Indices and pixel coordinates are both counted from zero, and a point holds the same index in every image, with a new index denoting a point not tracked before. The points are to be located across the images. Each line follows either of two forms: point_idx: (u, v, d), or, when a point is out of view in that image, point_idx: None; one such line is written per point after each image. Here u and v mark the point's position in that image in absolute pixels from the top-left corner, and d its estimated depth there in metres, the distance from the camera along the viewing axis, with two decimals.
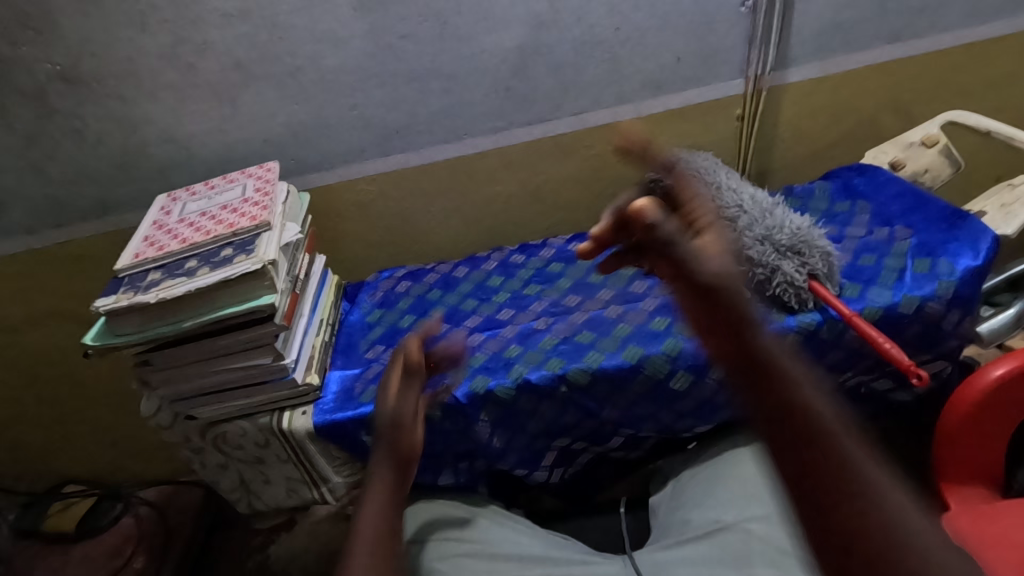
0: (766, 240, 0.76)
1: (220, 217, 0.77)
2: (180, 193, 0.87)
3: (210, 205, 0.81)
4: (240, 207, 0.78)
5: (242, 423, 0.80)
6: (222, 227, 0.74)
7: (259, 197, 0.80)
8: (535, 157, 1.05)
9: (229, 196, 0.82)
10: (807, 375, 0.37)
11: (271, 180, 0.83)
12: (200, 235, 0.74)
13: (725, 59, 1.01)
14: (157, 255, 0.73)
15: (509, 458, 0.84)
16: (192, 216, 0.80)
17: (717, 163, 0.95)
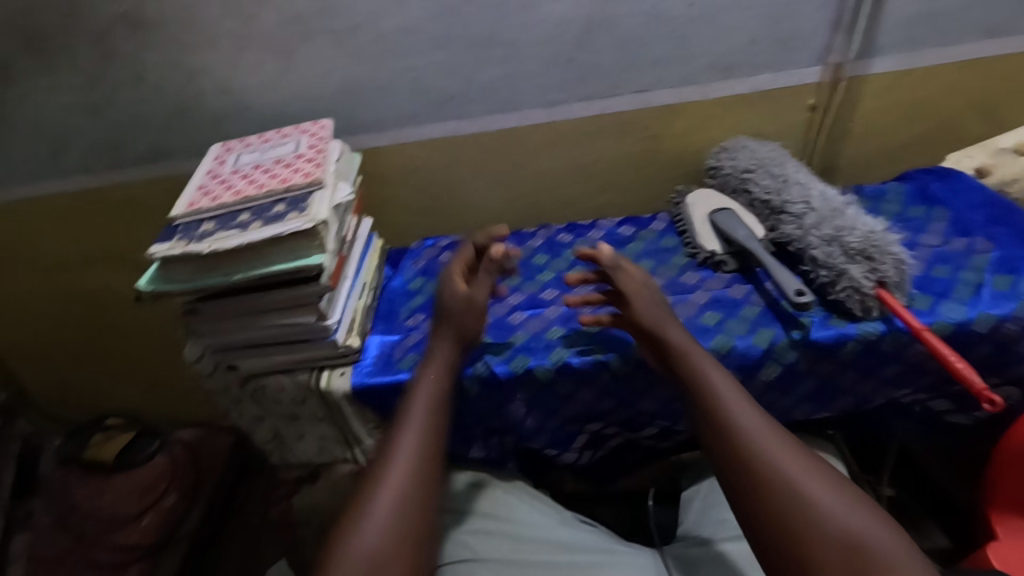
0: (833, 240, 0.74)
1: (273, 172, 0.76)
2: (233, 145, 0.87)
3: (264, 158, 0.81)
4: (293, 163, 0.78)
5: (281, 379, 0.80)
6: (276, 182, 0.74)
7: (313, 154, 0.79)
8: (590, 135, 1.02)
9: (283, 150, 0.82)
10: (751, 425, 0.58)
11: (325, 137, 0.82)
12: (254, 189, 0.74)
13: (804, 45, 0.94)
14: (211, 206, 0.73)
15: (541, 438, 0.84)
16: (246, 169, 0.79)
17: (785, 155, 0.91)
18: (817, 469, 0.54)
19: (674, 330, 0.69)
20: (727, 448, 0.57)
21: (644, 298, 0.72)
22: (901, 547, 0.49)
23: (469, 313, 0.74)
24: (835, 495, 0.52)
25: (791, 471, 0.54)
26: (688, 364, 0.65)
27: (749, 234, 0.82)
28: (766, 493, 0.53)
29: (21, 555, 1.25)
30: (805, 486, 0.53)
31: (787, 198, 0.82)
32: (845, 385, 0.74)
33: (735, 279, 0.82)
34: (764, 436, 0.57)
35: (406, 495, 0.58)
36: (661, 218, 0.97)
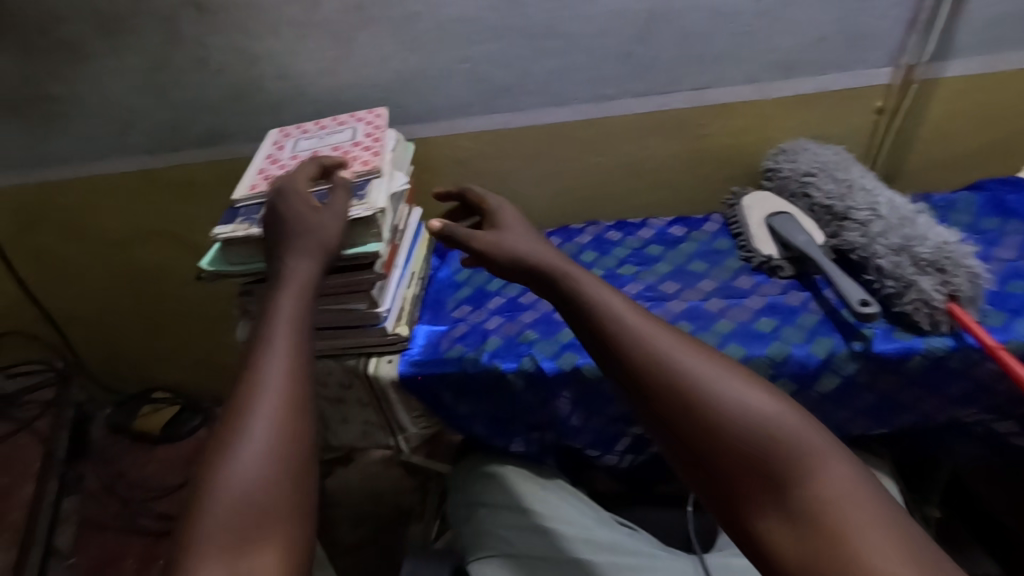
0: (901, 250, 0.70)
1: (331, 158, 0.78)
2: (291, 130, 0.88)
3: (322, 144, 0.82)
4: (350, 150, 0.79)
5: (330, 362, 0.82)
6: (334, 169, 0.75)
7: (370, 142, 0.79)
8: (644, 131, 1.00)
9: (340, 137, 0.82)
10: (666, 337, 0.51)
11: (381, 126, 0.83)
12: (313, 174, 0.75)
13: (875, 44, 0.91)
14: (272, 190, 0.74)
15: (583, 437, 0.83)
16: (304, 154, 0.81)
17: (849, 159, 0.88)
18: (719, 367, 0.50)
19: (547, 257, 0.62)
20: (647, 368, 0.50)
21: (512, 233, 0.67)
22: (823, 436, 0.46)
23: (328, 226, 0.64)
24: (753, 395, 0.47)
25: (702, 384, 0.48)
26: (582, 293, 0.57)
27: (809, 239, 0.79)
28: (687, 409, 0.47)
29: (72, 517, 1.32)
30: (723, 396, 0.47)
31: (852, 203, 0.78)
32: (906, 400, 0.71)
33: (792, 285, 0.79)
34: (672, 352, 0.50)
35: (297, 406, 0.50)
36: (714, 219, 0.95)
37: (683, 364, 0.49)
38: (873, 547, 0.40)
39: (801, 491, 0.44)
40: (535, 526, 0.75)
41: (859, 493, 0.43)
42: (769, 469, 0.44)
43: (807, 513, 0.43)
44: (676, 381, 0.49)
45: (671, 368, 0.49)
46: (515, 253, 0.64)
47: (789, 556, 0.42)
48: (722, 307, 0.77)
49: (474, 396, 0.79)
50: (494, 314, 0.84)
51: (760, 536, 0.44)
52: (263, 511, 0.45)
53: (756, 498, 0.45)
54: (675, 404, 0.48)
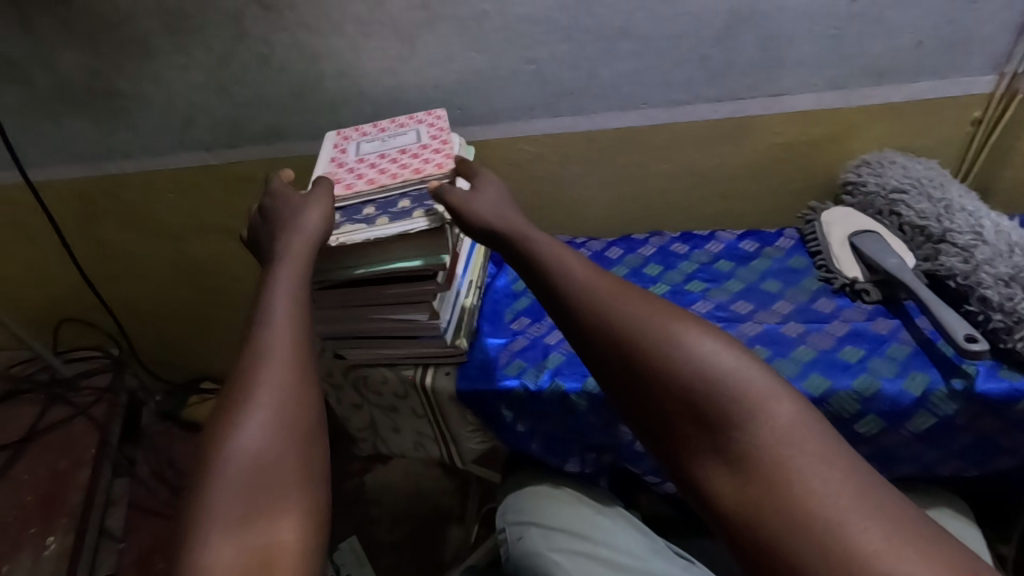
0: (1012, 280, 0.65)
1: (401, 161, 0.75)
2: (350, 132, 0.86)
3: (387, 147, 0.80)
4: (419, 152, 0.76)
5: (385, 371, 0.80)
6: (408, 172, 0.72)
7: (438, 144, 0.77)
8: (715, 138, 0.95)
9: (404, 140, 0.80)
10: (615, 293, 0.54)
11: (446, 128, 0.80)
12: (386, 178, 0.73)
13: (978, 50, 0.83)
14: (344, 194, 0.71)
15: (644, 462, 0.79)
16: (370, 157, 0.79)
17: (945, 175, 0.81)
18: (663, 314, 0.51)
19: (511, 227, 0.64)
20: (596, 325, 0.53)
21: (484, 196, 0.67)
22: (770, 378, 0.46)
23: (310, 211, 0.65)
24: (712, 348, 0.48)
25: (652, 332, 0.50)
26: (553, 261, 0.58)
27: (901, 262, 0.73)
28: (633, 361, 0.50)
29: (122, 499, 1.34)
30: (684, 350, 0.48)
31: (951, 225, 0.73)
32: (1009, 444, 0.65)
33: (879, 311, 0.74)
34: (638, 311, 0.51)
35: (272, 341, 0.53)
36: (788, 234, 0.89)
37: (628, 317, 0.51)
38: (813, 485, 0.41)
39: (745, 431, 0.44)
40: (593, 554, 0.72)
41: (811, 435, 0.43)
42: (721, 418, 0.45)
43: (756, 458, 0.43)
44: (621, 333, 0.51)
45: (617, 323, 0.51)
46: (479, 216, 0.64)
47: (732, 502, 0.43)
48: (802, 332, 0.72)
49: (534, 414, 0.76)
50: (555, 329, 0.80)
51: (709, 486, 0.45)
52: (259, 451, 0.47)
53: (709, 448, 0.45)
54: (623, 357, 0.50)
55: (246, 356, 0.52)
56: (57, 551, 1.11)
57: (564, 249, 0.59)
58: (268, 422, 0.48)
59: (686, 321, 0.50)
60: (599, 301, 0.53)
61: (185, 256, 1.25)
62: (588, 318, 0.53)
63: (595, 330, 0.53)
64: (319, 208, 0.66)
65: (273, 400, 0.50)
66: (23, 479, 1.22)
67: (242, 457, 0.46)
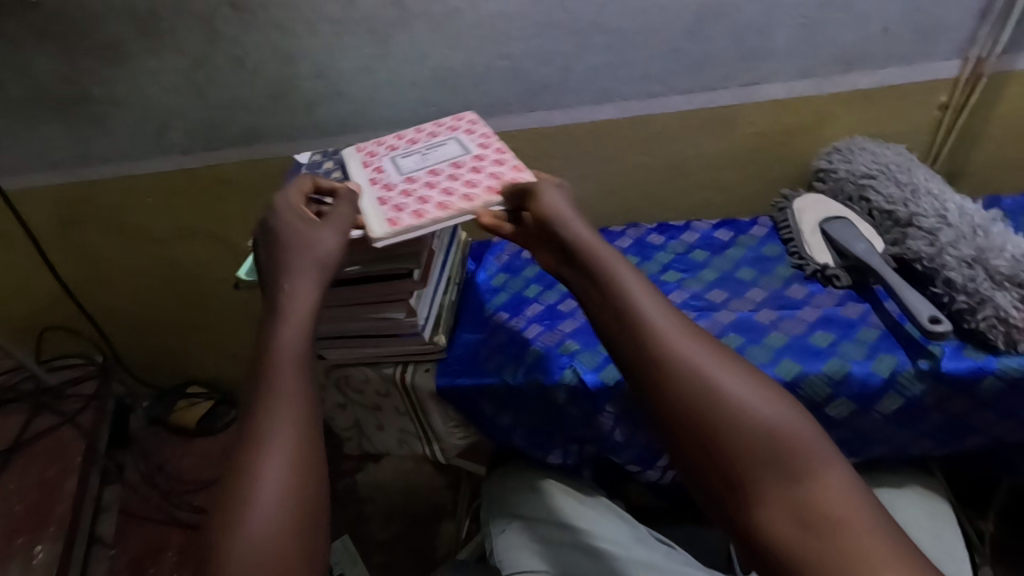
0: (974, 262, 0.67)
1: (465, 177, 0.71)
2: (375, 147, 0.80)
3: (433, 162, 0.74)
4: (478, 165, 0.72)
5: (367, 370, 0.81)
6: (484, 194, 0.68)
7: (494, 155, 0.74)
8: (689, 129, 0.95)
9: (448, 151, 0.76)
10: (669, 327, 0.52)
11: (487, 134, 0.78)
12: (461, 202, 0.67)
13: (945, 35, 0.85)
14: (422, 223, 0.65)
15: (626, 452, 0.79)
16: (421, 174, 0.73)
17: (911, 159, 0.83)
18: (718, 358, 0.50)
19: (583, 229, 0.61)
20: (648, 358, 0.51)
21: (559, 196, 0.64)
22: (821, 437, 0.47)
23: (326, 236, 0.61)
24: (768, 405, 0.47)
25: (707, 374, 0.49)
26: (608, 292, 0.55)
27: (869, 247, 0.74)
28: (690, 401, 0.48)
29: (113, 505, 1.35)
30: (744, 404, 0.47)
31: (917, 209, 0.74)
32: (976, 423, 0.67)
33: (849, 296, 0.75)
34: (696, 357, 0.50)
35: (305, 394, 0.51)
36: (762, 222, 0.90)
37: (683, 354, 0.50)
38: (873, 552, 0.41)
39: (800, 489, 0.44)
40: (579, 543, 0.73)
41: (862, 498, 0.44)
42: (775, 473, 0.45)
43: (811, 517, 0.43)
44: (675, 370, 0.49)
45: (673, 359, 0.50)
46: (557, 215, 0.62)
47: (784, 556, 0.43)
48: (774, 319, 0.74)
49: (514, 408, 0.77)
50: (533, 323, 0.81)
51: (758, 535, 0.44)
52: (288, 520, 0.45)
53: (759, 500, 0.45)
54: (676, 393, 0.49)
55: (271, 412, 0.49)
56: (46, 559, 1.12)
57: (621, 271, 0.56)
58: (298, 489, 0.47)
59: (741, 372, 0.49)
60: (653, 333, 0.51)
61: (162, 261, 1.25)
62: (641, 349, 0.51)
63: (648, 364, 0.51)
64: (332, 234, 0.61)
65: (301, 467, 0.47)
66: (10, 488, 1.22)
67: (271, 526, 0.45)
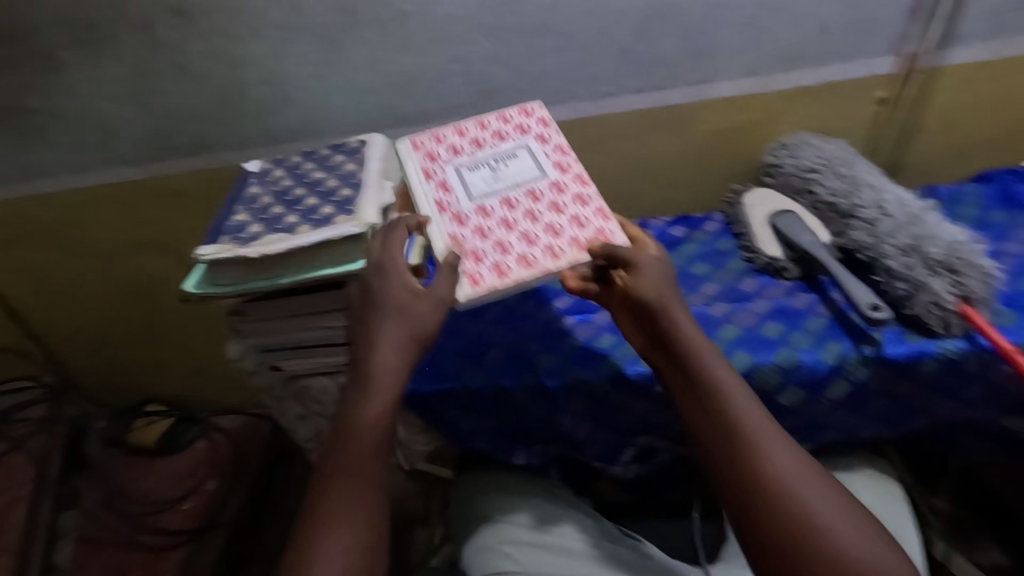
0: (911, 250, 0.69)
1: (544, 217, 0.69)
2: (435, 147, 0.77)
3: (507, 185, 0.72)
4: (556, 200, 0.70)
5: (324, 380, 0.80)
6: (572, 248, 0.66)
7: (573, 186, 0.71)
8: (642, 128, 0.97)
9: (522, 171, 0.73)
10: (761, 428, 0.56)
11: (563, 150, 0.74)
12: (545, 256, 0.65)
13: (880, 33, 0.88)
14: (504, 281, 0.63)
15: (589, 450, 0.80)
16: (493, 203, 0.71)
17: (851, 152, 0.86)
18: (802, 466, 0.55)
19: (677, 311, 0.63)
20: (734, 452, 0.56)
21: (659, 270, 0.65)
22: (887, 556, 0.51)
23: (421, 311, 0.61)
24: (822, 503, 0.53)
25: (790, 482, 0.53)
26: (701, 381, 0.59)
27: (814, 239, 0.77)
28: (767, 499, 0.53)
29: (70, 533, 1.26)
30: (797, 495, 0.53)
31: (857, 201, 0.77)
32: (920, 404, 0.69)
33: (798, 287, 0.77)
34: (760, 441, 0.55)
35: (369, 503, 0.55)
36: (715, 218, 0.92)
37: (773, 457, 0.55)
38: None
39: None
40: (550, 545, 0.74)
41: None
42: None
43: None
44: (763, 471, 0.54)
45: (763, 459, 0.55)
46: (657, 291, 0.63)
47: None
48: (727, 312, 0.75)
49: (475, 411, 0.77)
50: (492, 325, 0.81)
51: None
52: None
53: None
54: (757, 492, 0.54)
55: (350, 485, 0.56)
56: None
57: (721, 366, 0.60)
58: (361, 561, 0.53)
59: (813, 472, 0.55)
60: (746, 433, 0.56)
61: (112, 276, 1.21)
62: (731, 443, 0.56)
63: (737, 457, 0.55)
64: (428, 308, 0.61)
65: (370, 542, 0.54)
66: None
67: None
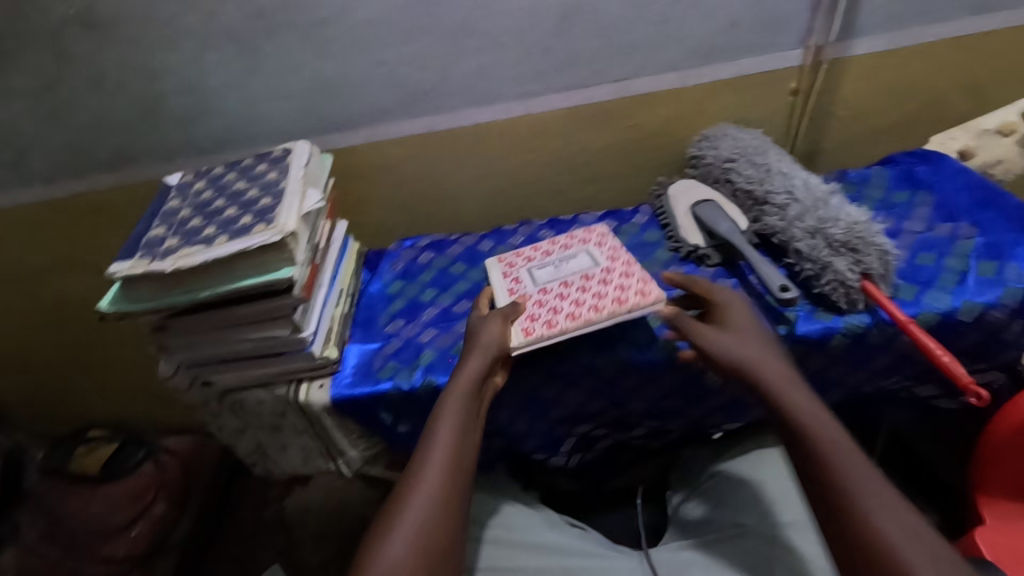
0: (816, 232, 0.73)
1: (594, 288, 0.72)
2: (514, 258, 0.84)
3: (565, 273, 0.77)
4: (606, 276, 0.74)
5: (259, 393, 0.79)
6: (613, 303, 0.69)
7: (623, 266, 0.75)
8: (570, 125, 0.99)
9: (580, 264, 0.78)
10: (858, 473, 0.52)
11: (617, 246, 0.80)
12: (589, 311, 0.69)
13: (787, 26, 0.92)
14: (552, 332, 0.68)
15: (529, 442, 0.81)
16: (554, 284, 0.76)
17: (766, 142, 0.90)
18: (905, 522, 0.49)
19: (769, 362, 0.61)
20: (831, 496, 0.52)
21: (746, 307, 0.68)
22: None
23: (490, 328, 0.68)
24: (910, 536, 0.48)
25: (889, 532, 0.48)
26: (795, 424, 0.57)
27: (732, 226, 0.80)
28: (863, 545, 0.48)
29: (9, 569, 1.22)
30: (871, 519, 0.49)
31: (770, 187, 0.81)
32: (834, 377, 0.73)
33: (720, 273, 0.80)
34: (857, 486, 0.51)
35: (427, 540, 0.54)
36: (643, 210, 0.95)
37: (871, 504, 0.50)
38: None
39: None
40: (499, 539, 0.74)
41: None
42: None
43: None
44: (858, 516, 0.50)
45: (860, 507, 0.50)
46: (735, 321, 0.65)
47: None
48: None
49: (413, 412, 0.77)
50: (428, 327, 0.82)
51: None
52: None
53: None
54: (854, 539, 0.49)
55: (412, 490, 0.58)
56: None
57: (816, 413, 0.56)
58: (411, 560, 0.53)
59: (921, 530, 0.48)
60: (844, 479, 0.52)
61: (38, 299, 1.16)
62: (824, 485, 0.53)
63: (833, 501, 0.52)
64: (498, 326, 0.68)
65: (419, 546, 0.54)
66: None
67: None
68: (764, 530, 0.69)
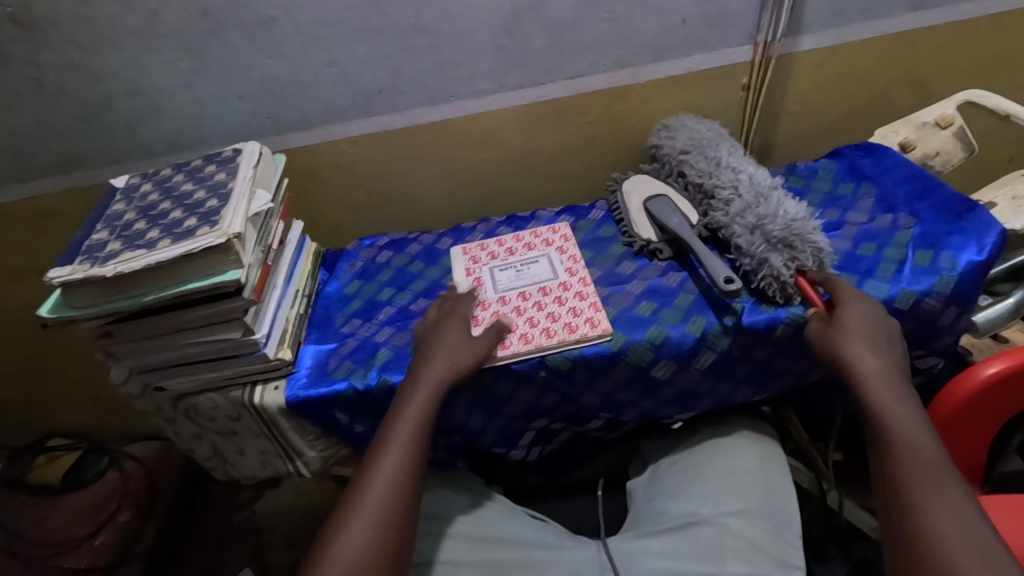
0: (755, 229, 0.75)
1: (547, 305, 0.77)
2: (479, 252, 0.89)
3: (525, 281, 0.82)
4: (560, 294, 0.79)
5: (213, 397, 0.78)
6: (563, 329, 0.73)
7: (579, 285, 0.80)
8: (526, 123, 0.99)
9: (539, 273, 0.83)
10: (920, 458, 0.55)
11: (578, 259, 0.84)
12: (540, 335, 0.73)
13: (735, 23, 0.94)
14: (504, 353, 0.72)
15: (487, 438, 0.82)
16: (512, 293, 0.80)
17: (721, 133, 0.92)
18: (954, 504, 0.52)
19: (859, 344, 0.63)
20: (886, 469, 0.57)
21: (864, 307, 0.66)
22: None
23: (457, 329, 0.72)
24: (965, 543, 0.50)
25: (929, 507, 0.52)
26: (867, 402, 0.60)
27: (682, 220, 0.81)
28: (906, 510, 0.53)
29: None
30: (928, 519, 0.52)
31: (718, 182, 0.82)
32: (779, 367, 0.75)
33: (671, 266, 0.82)
34: (912, 465, 0.55)
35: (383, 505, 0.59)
36: (599, 206, 0.96)
37: (922, 481, 0.54)
38: None
39: None
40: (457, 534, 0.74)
41: None
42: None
43: None
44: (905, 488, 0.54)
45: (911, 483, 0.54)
46: (848, 322, 0.65)
47: None
48: (606, 295, 0.79)
49: (368, 412, 0.77)
50: (384, 326, 0.82)
51: None
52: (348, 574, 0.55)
53: None
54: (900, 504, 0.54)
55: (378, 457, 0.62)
56: None
57: (890, 397, 0.60)
58: (371, 524, 0.58)
59: (963, 509, 0.52)
60: (905, 457, 0.56)
61: None
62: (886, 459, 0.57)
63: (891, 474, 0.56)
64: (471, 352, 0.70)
65: (377, 532, 0.57)
66: None
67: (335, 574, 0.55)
68: (717, 519, 0.70)
